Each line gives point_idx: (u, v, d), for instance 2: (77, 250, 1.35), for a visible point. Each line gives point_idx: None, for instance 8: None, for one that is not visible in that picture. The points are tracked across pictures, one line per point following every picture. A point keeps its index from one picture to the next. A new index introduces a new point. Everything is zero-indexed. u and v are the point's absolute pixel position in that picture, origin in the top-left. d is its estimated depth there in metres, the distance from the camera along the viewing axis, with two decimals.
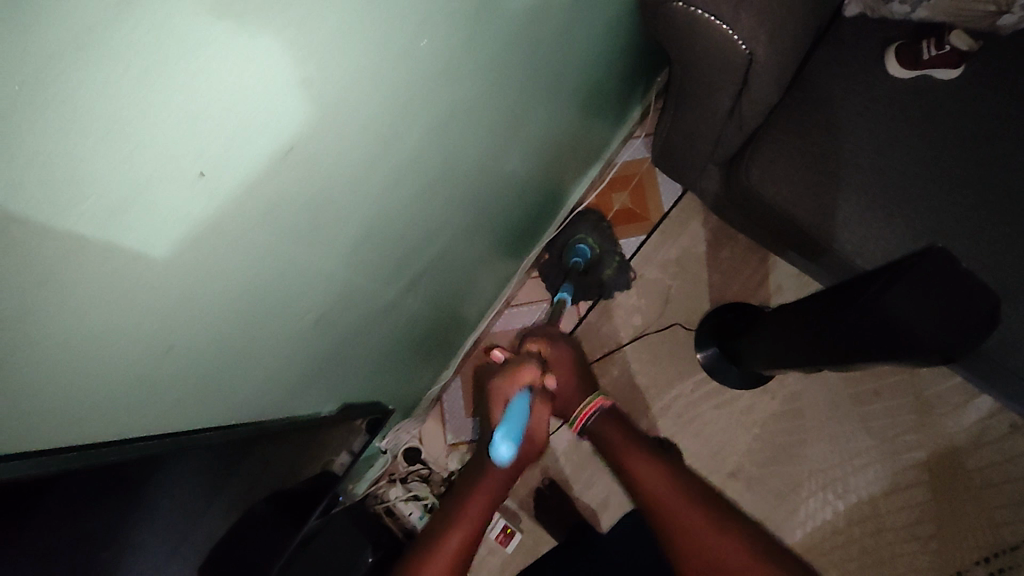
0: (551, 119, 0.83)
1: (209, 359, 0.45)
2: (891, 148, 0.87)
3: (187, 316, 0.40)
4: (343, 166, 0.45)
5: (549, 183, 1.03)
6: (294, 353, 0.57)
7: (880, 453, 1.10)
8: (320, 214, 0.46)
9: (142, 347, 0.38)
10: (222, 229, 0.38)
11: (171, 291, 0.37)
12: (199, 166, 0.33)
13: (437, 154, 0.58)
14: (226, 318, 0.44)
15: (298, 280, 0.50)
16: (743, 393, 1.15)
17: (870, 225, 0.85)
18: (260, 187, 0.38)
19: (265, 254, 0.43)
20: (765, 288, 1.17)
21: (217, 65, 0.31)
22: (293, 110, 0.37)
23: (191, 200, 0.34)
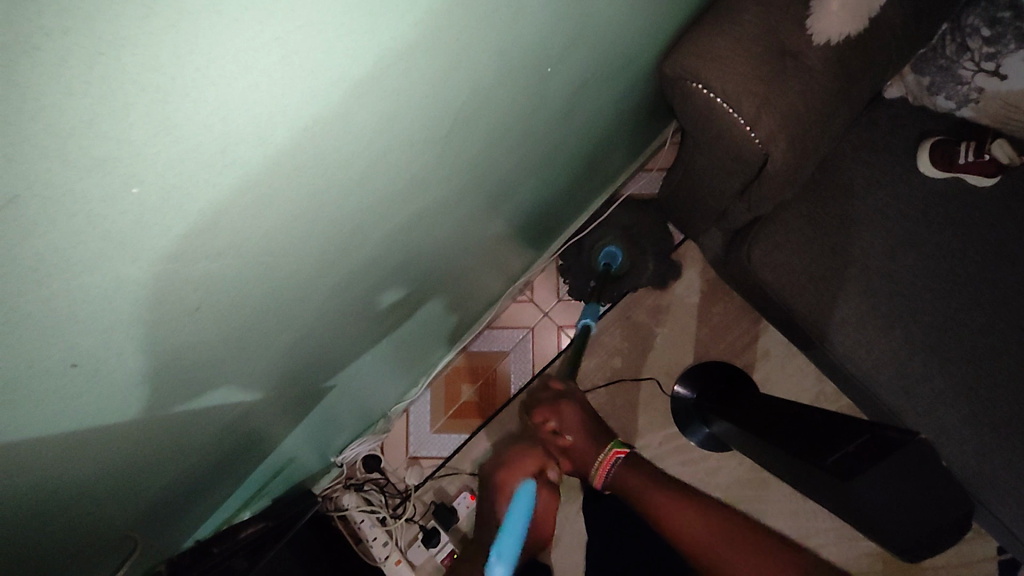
0: (551, 173, 0.78)
1: (110, 472, 0.43)
2: (905, 251, 0.81)
3: (76, 458, 0.38)
4: (274, 290, 0.40)
5: (542, 222, 0.98)
6: (223, 430, 0.54)
7: (837, 536, 1.08)
8: (238, 336, 0.41)
9: (61, 467, 0.37)
10: (163, 371, 0.37)
11: (52, 451, 0.35)
12: (72, 358, 0.29)
13: (407, 244, 0.54)
14: (128, 443, 0.41)
15: (221, 384, 0.45)
16: (711, 454, 1.12)
17: (867, 330, 0.81)
18: (162, 346, 0.35)
19: (160, 388, 0.39)
20: (753, 351, 1.13)
21: (93, 276, 0.26)
22: (207, 276, 0.32)
23: (69, 386, 0.31)
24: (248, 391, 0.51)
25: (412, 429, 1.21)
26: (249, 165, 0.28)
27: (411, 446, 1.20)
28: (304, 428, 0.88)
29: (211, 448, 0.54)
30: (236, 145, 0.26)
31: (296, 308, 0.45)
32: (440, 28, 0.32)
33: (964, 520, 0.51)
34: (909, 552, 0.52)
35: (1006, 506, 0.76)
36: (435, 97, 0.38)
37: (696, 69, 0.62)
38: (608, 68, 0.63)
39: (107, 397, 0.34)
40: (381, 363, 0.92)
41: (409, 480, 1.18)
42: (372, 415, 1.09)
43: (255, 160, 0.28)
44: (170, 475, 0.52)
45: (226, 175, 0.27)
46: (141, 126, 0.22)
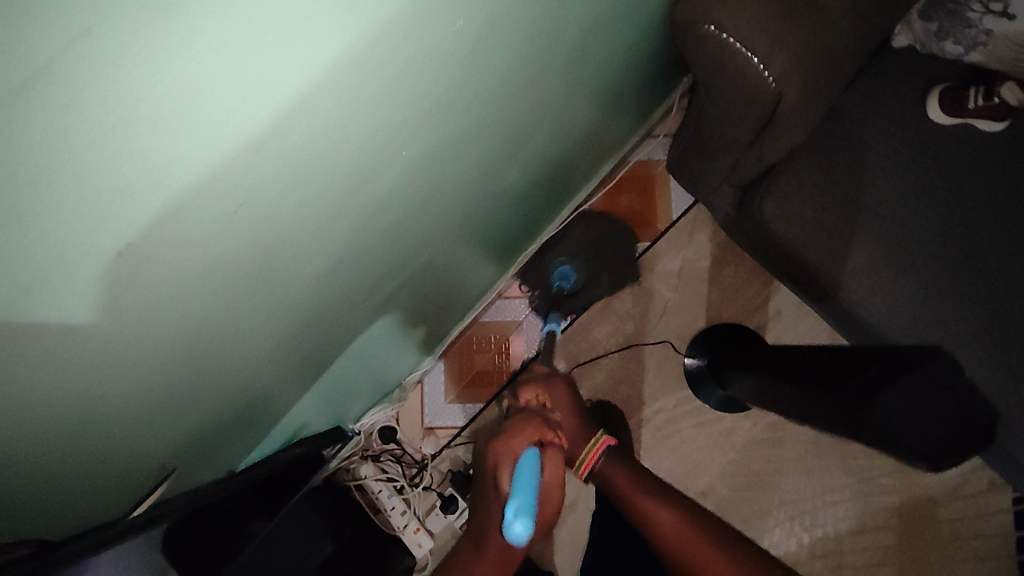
0: (562, 125, 0.79)
1: (161, 352, 0.50)
2: (917, 197, 0.82)
3: (132, 330, 0.45)
4: (260, 196, 0.42)
5: (551, 184, 0.99)
6: (235, 340, 0.58)
7: (853, 492, 1.09)
8: (211, 248, 0.43)
9: (117, 336, 0.44)
10: (127, 265, 0.38)
11: (114, 314, 0.42)
12: (131, 230, 0.36)
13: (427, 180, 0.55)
14: (176, 326, 0.48)
15: (206, 292, 0.47)
16: (724, 416, 1.13)
17: (880, 278, 0.81)
18: (207, 233, 0.41)
19: (203, 275, 0.45)
20: (764, 312, 1.14)
21: (145, 146, 0.31)
22: (242, 165, 0.38)
23: (121, 256, 0.37)
24: (237, 310, 0.54)
25: (426, 399, 1.22)
26: (276, 58, 0.32)
27: (426, 417, 1.21)
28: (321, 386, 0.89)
29: (204, 359, 0.57)
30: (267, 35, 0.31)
31: (293, 219, 0.47)
32: None
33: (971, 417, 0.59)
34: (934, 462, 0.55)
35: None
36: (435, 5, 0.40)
37: (708, 9, 0.62)
38: (617, 11, 0.64)
39: (60, 270, 0.35)
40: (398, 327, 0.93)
41: (426, 450, 1.19)
42: (386, 384, 1.10)
43: (277, 57, 0.32)
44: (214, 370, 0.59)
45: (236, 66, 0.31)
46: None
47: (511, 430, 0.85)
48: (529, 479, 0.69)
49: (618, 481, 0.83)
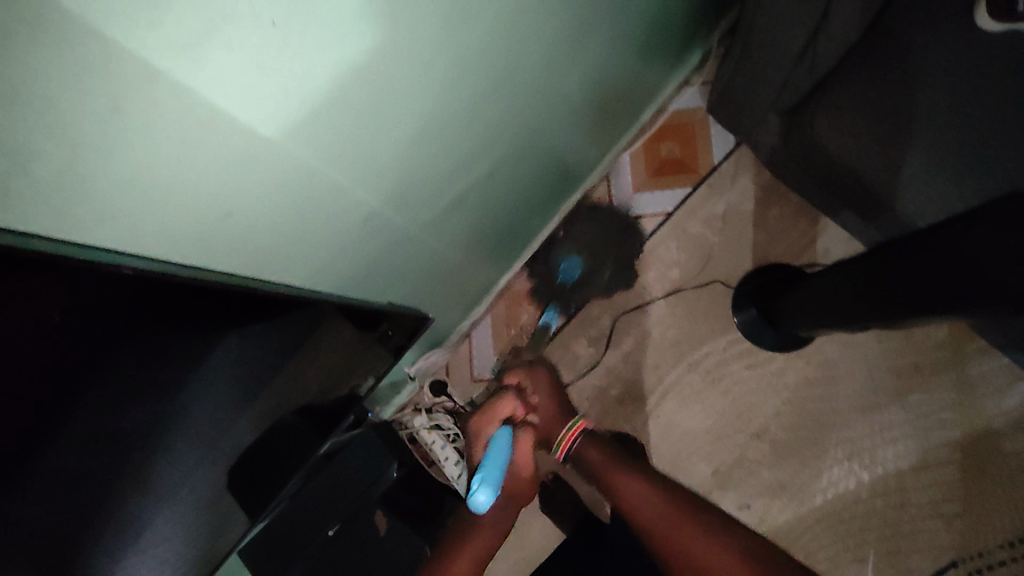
0: (616, 45, 0.80)
1: (279, 210, 0.44)
2: (969, 102, 0.77)
3: (261, 169, 0.39)
4: (393, 13, 0.38)
5: (600, 122, 1.00)
6: (337, 220, 0.52)
7: (913, 428, 1.07)
8: (346, 67, 0.38)
9: (246, 170, 0.38)
10: (279, 47, 0.33)
11: (251, 138, 0.36)
12: (273, 13, 0.31)
13: (502, 65, 0.56)
14: (296, 181, 0.43)
15: (336, 144, 0.43)
16: (776, 356, 1.13)
17: (937, 185, 0.80)
18: (340, 45, 0.36)
19: (331, 110, 0.40)
20: (812, 251, 1.14)
21: None
22: None
23: (259, 51, 0.32)
24: (358, 181, 0.50)
25: (475, 352, 1.24)
26: None
27: (476, 368, 1.23)
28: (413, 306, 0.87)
29: (321, 242, 0.53)
30: None
31: (420, 66, 0.44)
32: None
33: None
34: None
35: None
36: None
37: None
38: None
39: (219, 6, 0.28)
40: (456, 267, 0.94)
41: (477, 400, 1.21)
42: (441, 333, 1.11)
43: None
44: (317, 249, 0.53)
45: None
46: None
47: (489, 406, 0.98)
48: (496, 459, 0.82)
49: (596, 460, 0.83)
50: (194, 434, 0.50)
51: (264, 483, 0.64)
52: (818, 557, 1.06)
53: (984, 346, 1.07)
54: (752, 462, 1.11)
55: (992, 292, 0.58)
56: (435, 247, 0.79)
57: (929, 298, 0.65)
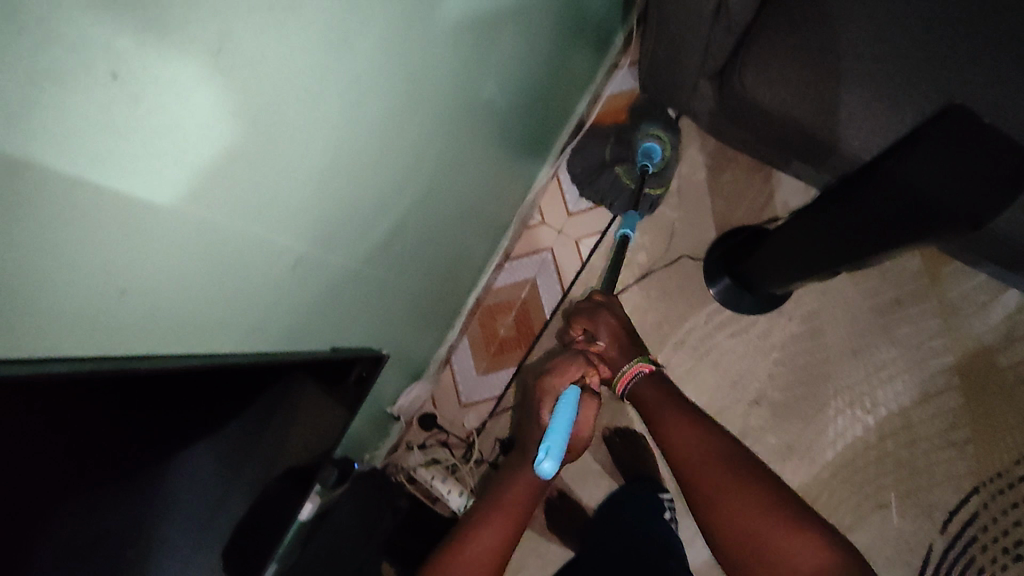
0: (528, 39, 0.77)
1: (186, 275, 0.41)
2: (893, 32, 0.79)
3: (149, 234, 0.36)
4: (260, 41, 0.35)
5: (534, 120, 0.97)
6: (261, 272, 0.49)
7: (908, 363, 1.06)
8: (218, 111, 0.35)
9: (130, 240, 0.35)
10: (134, 103, 0.30)
11: (126, 204, 0.33)
12: (113, 64, 0.28)
13: (405, 79, 0.53)
14: (196, 242, 0.40)
15: (235, 194, 0.41)
16: (759, 318, 1.11)
17: (877, 117, 0.80)
18: (208, 88, 0.34)
19: (217, 159, 0.37)
20: (772, 207, 1.13)
21: None
22: None
23: (107, 108, 0.29)
24: (271, 229, 0.47)
25: (458, 377, 1.20)
26: None
27: (462, 393, 1.19)
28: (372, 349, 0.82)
29: (246, 300, 0.49)
30: None
31: (307, 94, 0.41)
32: None
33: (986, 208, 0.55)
34: (983, 220, 0.57)
35: None
36: None
37: None
38: None
39: (41, 68, 0.25)
40: (415, 297, 0.90)
41: (470, 424, 1.18)
42: (417, 364, 1.07)
43: None
44: (243, 309, 0.49)
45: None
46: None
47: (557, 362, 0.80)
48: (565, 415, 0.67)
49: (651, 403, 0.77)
50: (181, 525, 0.47)
51: (255, 562, 0.59)
52: (841, 511, 1.05)
53: (959, 266, 1.06)
54: (757, 429, 1.09)
55: (935, 217, 0.57)
56: (382, 279, 0.75)
57: (880, 233, 0.64)
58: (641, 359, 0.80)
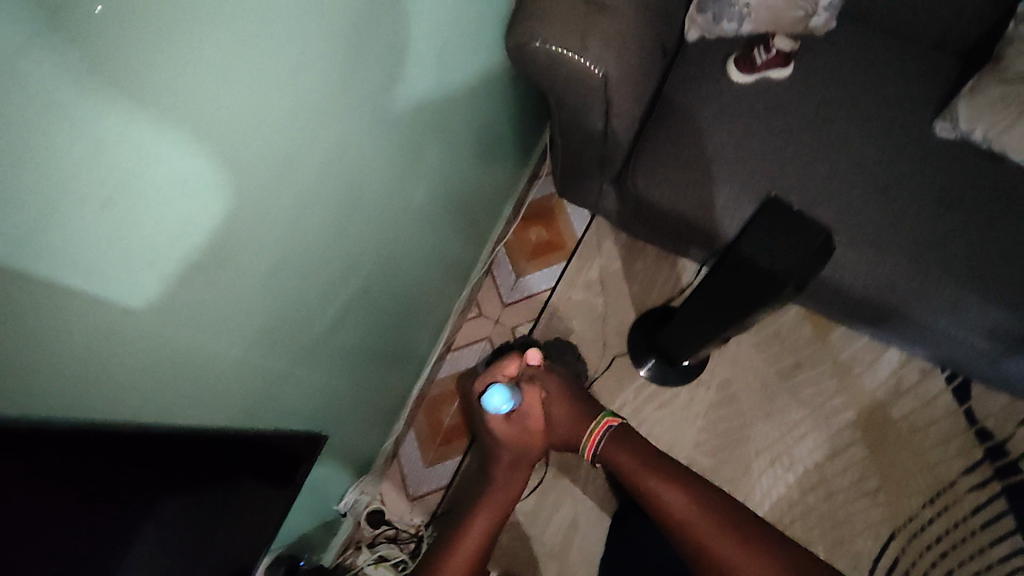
0: (449, 158, 0.90)
1: (146, 368, 0.48)
2: (751, 141, 0.98)
3: (119, 329, 0.43)
4: (215, 175, 0.45)
5: (463, 226, 1.10)
6: (215, 365, 0.56)
7: (816, 421, 1.17)
8: (181, 229, 0.44)
9: (102, 333, 0.42)
10: (116, 221, 0.39)
11: (102, 303, 0.41)
12: (105, 196, 0.37)
13: (336, 194, 0.63)
14: (158, 337, 0.47)
15: (194, 295, 0.49)
16: (681, 390, 1.21)
17: (743, 208, 0.96)
18: (174, 215, 0.43)
19: (178, 268, 0.46)
20: (682, 289, 1.27)
21: (106, 105, 0.35)
22: (190, 143, 0.41)
23: (94, 229, 0.38)
24: (223, 327, 0.55)
25: (405, 470, 1.23)
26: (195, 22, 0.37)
27: (410, 487, 1.22)
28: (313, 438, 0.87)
29: (202, 389, 0.56)
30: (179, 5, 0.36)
31: (256, 212, 0.51)
32: None
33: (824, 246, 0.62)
34: (804, 283, 0.65)
35: (938, 312, 0.91)
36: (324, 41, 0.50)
37: (528, 31, 0.79)
38: (467, 47, 0.79)
39: (51, 201, 0.34)
40: (358, 386, 0.96)
41: (417, 519, 1.20)
42: (364, 457, 1.11)
43: (195, 24, 0.37)
44: (198, 401, 0.56)
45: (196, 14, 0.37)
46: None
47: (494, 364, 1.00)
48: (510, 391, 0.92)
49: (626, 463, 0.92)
50: None
51: None
52: None
53: (845, 330, 1.20)
54: None
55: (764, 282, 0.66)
56: (326, 370, 0.82)
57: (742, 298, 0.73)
58: (608, 415, 0.96)
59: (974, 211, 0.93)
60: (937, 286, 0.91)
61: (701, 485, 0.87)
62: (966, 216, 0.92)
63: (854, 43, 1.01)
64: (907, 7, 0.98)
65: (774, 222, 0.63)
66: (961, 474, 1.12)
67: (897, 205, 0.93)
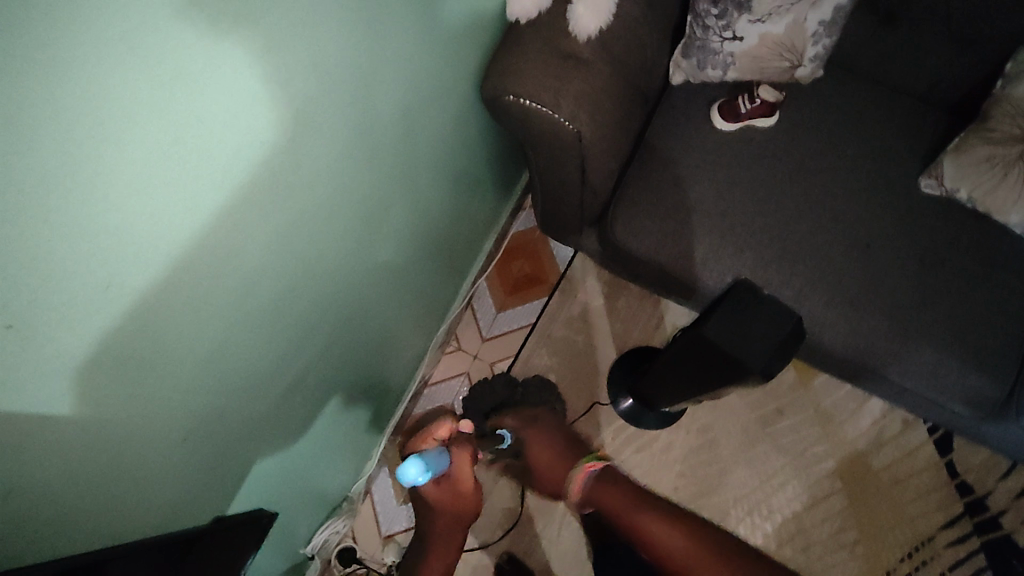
0: (420, 207, 0.89)
1: (76, 464, 0.47)
2: (732, 191, 0.96)
3: (41, 434, 0.43)
4: (144, 274, 0.45)
5: (439, 266, 1.08)
6: (153, 445, 0.55)
7: (795, 469, 1.15)
8: (106, 332, 0.44)
9: (22, 443, 0.42)
10: (29, 338, 0.39)
11: (21, 415, 0.41)
12: (13, 317, 0.37)
13: (285, 263, 0.62)
14: (86, 432, 0.47)
15: (123, 388, 0.48)
16: (660, 433, 1.19)
17: (723, 260, 0.94)
18: (98, 321, 0.43)
19: (104, 367, 0.45)
20: (664, 329, 1.26)
21: (10, 230, 0.35)
22: (111, 250, 0.41)
23: (5, 347, 0.37)
24: (161, 409, 0.54)
25: (378, 508, 1.21)
26: (103, 139, 0.38)
27: (383, 525, 1.20)
28: (274, 491, 0.85)
29: (140, 470, 0.55)
30: (84, 125, 0.36)
31: (192, 300, 0.51)
32: (248, 64, 0.46)
33: (795, 332, 0.66)
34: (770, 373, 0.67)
35: (918, 375, 0.89)
36: (263, 127, 0.50)
37: (501, 84, 0.77)
38: (438, 99, 0.77)
39: None
40: (325, 434, 0.94)
41: (389, 558, 1.17)
42: (334, 498, 1.09)
43: (104, 141, 0.38)
44: (137, 481, 0.56)
45: (103, 128, 0.37)
46: (39, 63, 0.32)
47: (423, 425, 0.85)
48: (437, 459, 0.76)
49: (605, 500, 0.86)
50: None
51: None
52: None
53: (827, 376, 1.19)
54: None
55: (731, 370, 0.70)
56: (287, 425, 0.80)
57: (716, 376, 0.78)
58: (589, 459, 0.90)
59: (955, 272, 0.91)
60: (916, 348, 0.89)
61: (704, 525, 0.78)
62: (949, 276, 0.91)
63: (840, 94, 1.00)
64: (892, 61, 0.97)
65: (737, 313, 0.67)
66: (940, 529, 1.11)
67: (879, 263, 0.92)
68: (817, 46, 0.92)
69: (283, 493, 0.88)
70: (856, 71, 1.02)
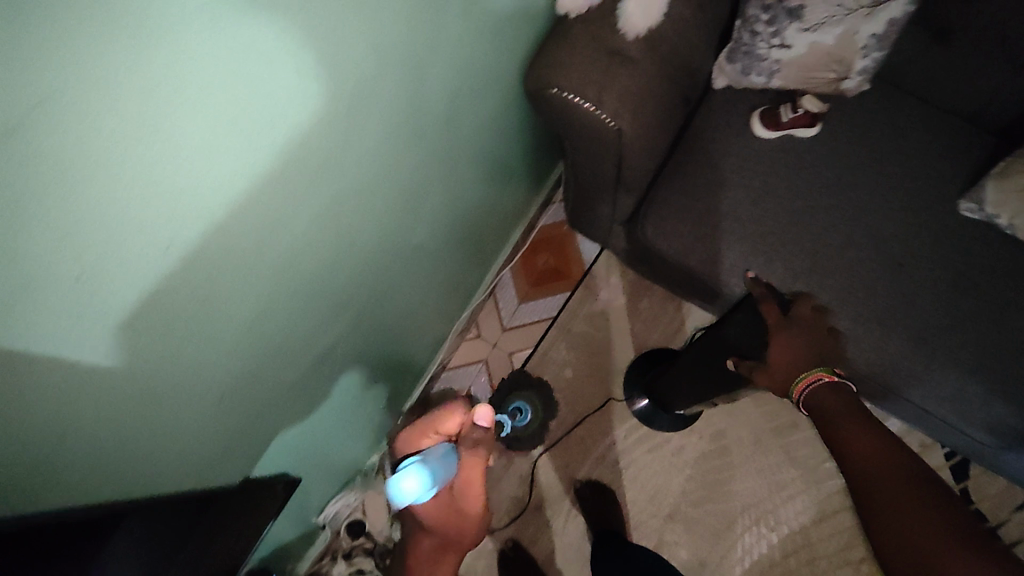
0: (456, 193, 0.90)
1: (117, 419, 0.49)
2: (767, 200, 0.95)
3: (90, 387, 0.44)
4: (198, 237, 0.46)
5: (468, 253, 1.09)
6: (190, 407, 0.57)
7: (805, 482, 1.15)
8: (160, 292, 0.45)
9: (69, 394, 0.43)
10: (91, 293, 0.40)
11: (74, 368, 0.42)
12: (79, 271, 0.38)
13: (326, 238, 0.63)
14: (131, 389, 0.48)
15: (168, 349, 0.50)
16: (673, 436, 1.20)
17: (752, 267, 0.94)
18: (152, 279, 0.44)
19: (153, 327, 0.47)
20: (684, 332, 1.26)
21: (84, 186, 0.36)
22: (172, 212, 0.42)
23: (69, 300, 0.39)
24: (201, 373, 0.55)
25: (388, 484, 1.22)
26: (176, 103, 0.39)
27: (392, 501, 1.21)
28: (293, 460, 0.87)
29: (175, 430, 0.57)
30: (161, 87, 0.37)
31: (239, 266, 0.52)
32: (313, 39, 0.47)
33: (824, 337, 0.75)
34: None
35: (942, 399, 0.89)
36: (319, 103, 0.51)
37: (546, 77, 0.77)
38: (484, 87, 0.78)
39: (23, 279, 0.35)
40: (346, 409, 0.95)
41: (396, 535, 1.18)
42: (347, 472, 1.11)
43: (178, 105, 0.39)
44: (171, 441, 0.57)
45: (178, 94, 0.38)
46: (120, 29, 0.33)
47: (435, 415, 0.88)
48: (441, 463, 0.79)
49: (825, 408, 0.68)
50: None
51: None
52: None
53: None
54: (670, 543, 1.15)
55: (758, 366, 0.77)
56: (312, 396, 0.82)
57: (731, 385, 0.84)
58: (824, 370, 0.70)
59: (989, 297, 0.90)
60: (942, 371, 0.89)
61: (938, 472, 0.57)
62: (982, 301, 0.90)
63: (883, 109, 0.99)
64: (940, 79, 0.96)
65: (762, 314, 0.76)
66: None
67: (911, 283, 0.91)
68: (866, 59, 0.90)
69: (301, 462, 0.90)
70: (903, 87, 1.00)
